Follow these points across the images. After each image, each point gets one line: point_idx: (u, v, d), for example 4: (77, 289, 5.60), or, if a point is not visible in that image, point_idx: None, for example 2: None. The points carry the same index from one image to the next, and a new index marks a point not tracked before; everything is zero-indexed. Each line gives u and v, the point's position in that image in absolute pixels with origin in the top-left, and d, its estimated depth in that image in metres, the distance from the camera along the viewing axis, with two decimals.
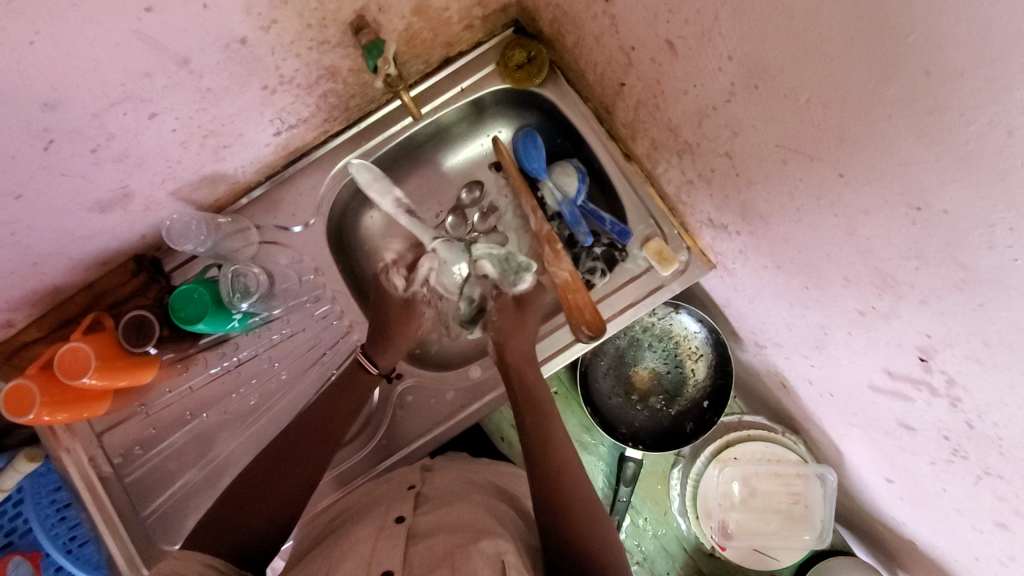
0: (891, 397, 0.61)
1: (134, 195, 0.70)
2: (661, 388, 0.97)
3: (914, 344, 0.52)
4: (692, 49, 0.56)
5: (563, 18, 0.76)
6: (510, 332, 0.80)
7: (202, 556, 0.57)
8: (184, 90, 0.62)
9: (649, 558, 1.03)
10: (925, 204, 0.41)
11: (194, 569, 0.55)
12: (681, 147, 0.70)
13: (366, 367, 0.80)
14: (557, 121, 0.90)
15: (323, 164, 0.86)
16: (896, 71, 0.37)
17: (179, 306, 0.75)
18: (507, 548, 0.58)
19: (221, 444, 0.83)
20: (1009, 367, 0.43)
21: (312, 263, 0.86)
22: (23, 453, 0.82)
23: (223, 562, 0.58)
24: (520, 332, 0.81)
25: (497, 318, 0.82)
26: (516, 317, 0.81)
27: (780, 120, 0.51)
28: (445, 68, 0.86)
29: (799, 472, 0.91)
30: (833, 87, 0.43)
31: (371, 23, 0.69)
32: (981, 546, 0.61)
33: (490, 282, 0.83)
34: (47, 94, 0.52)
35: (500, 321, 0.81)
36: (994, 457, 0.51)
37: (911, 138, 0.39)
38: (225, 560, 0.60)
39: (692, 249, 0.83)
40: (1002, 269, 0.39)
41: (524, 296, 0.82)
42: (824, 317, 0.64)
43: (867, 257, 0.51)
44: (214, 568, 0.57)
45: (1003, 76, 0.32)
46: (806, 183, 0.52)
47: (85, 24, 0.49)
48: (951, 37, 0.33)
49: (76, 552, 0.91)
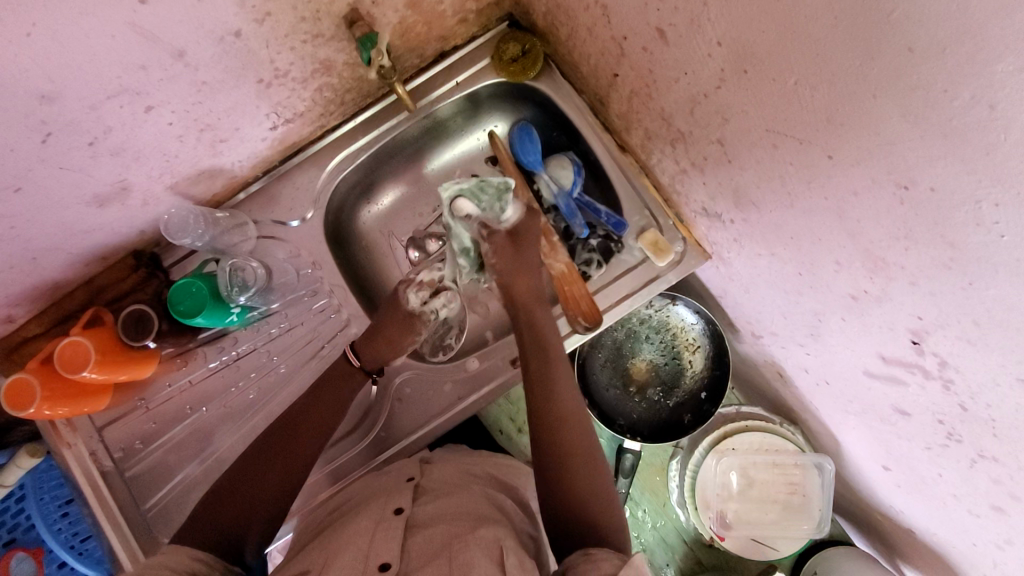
0: (885, 382, 0.61)
1: (132, 189, 0.71)
2: (659, 379, 0.97)
3: (906, 327, 0.52)
4: (682, 36, 0.57)
5: (557, 11, 0.77)
6: (512, 276, 0.76)
7: (192, 550, 0.58)
8: (180, 82, 0.62)
9: (649, 550, 1.04)
10: (912, 182, 0.41)
11: (183, 565, 0.55)
12: (674, 137, 0.70)
13: (349, 358, 0.79)
14: (552, 115, 0.90)
15: (320, 159, 0.87)
16: (880, 50, 0.38)
17: (177, 301, 0.76)
18: (505, 536, 0.59)
19: (221, 438, 0.84)
20: (1000, 346, 0.43)
21: (309, 258, 0.87)
22: (24, 449, 0.82)
23: (211, 556, 0.59)
24: (519, 273, 0.76)
25: (494, 258, 0.76)
26: (516, 257, 0.76)
27: (769, 104, 0.51)
28: (440, 62, 0.87)
29: (797, 463, 0.92)
30: (820, 69, 0.43)
31: (365, 16, 0.70)
32: (978, 530, 0.61)
33: (474, 221, 0.76)
34: (44, 86, 0.52)
35: (498, 263, 0.75)
36: (989, 439, 0.51)
37: (897, 116, 0.39)
38: (215, 555, 0.60)
39: (687, 239, 0.84)
40: (990, 246, 0.39)
41: (512, 226, 0.77)
42: (818, 303, 0.64)
43: (857, 241, 0.51)
44: (203, 562, 0.57)
45: (985, 49, 0.32)
46: (796, 167, 0.52)
47: (81, 16, 0.49)
48: (931, 14, 0.34)
49: (80, 547, 0.92)
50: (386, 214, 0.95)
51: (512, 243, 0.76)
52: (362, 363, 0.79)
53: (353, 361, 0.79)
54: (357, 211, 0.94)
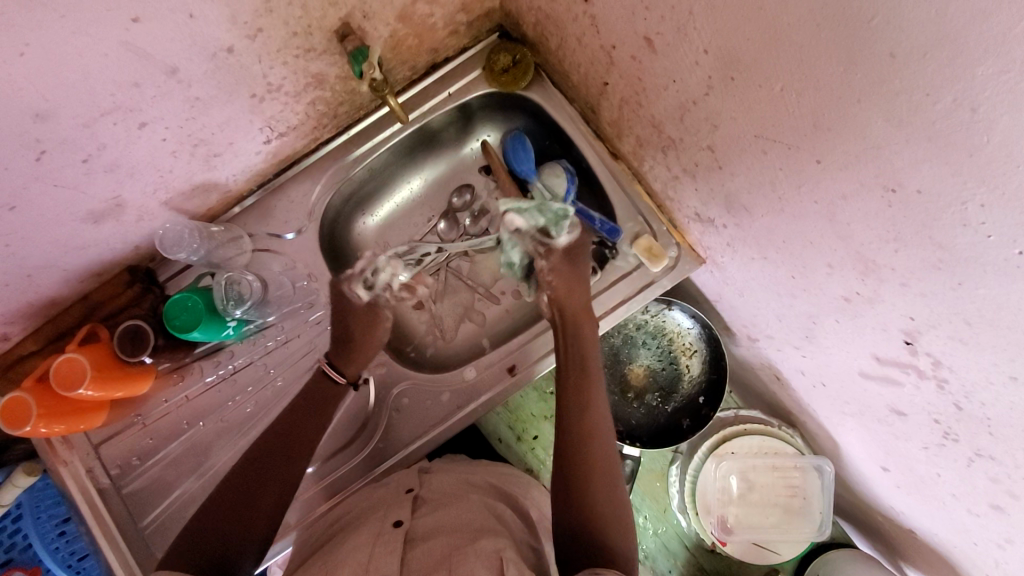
0: (881, 383, 0.61)
1: (127, 205, 0.71)
2: (657, 384, 0.97)
3: (899, 328, 0.52)
4: (669, 45, 0.57)
5: (546, 21, 0.78)
6: (564, 292, 0.80)
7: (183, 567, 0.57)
8: (173, 99, 0.63)
9: (650, 557, 1.04)
10: (900, 185, 0.42)
11: None
12: (665, 143, 0.71)
13: (332, 376, 0.80)
14: (544, 123, 0.90)
15: (314, 172, 0.87)
16: (861, 55, 0.39)
17: (172, 316, 0.75)
18: (505, 546, 0.59)
19: (219, 452, 0.83)
20: (991, 344, 0.44)
21: (305, 270, 0.87)
22: (21, 468, 0.82)
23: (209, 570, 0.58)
24: (575, 288, 0.81)
25: (552, 275, 0.82)
26: (571, 273, 0.82)
27: (756, 109, 0.51)
28: (432, 74, 0.87)
29: (796, 465, 0.92)
30: (804, 75, 0.44)
31: (357, 30, 0.70)
32: (979, 530, 0.61)
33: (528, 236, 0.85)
34: (38, 105, 0.53)
35: (556, 280, 0.81)
36: (985, 437, 0.51)
37: (883, 119, 0.40)
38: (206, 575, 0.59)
39: (681, 244, 0.84)
40: (977, 247, 0.39)
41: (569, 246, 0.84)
42: (812, 306, 0.64)
43: (848, 243, 0.52)
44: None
45: (964, 54, 0.33)
46: (786, 171, 0.53)
47: (74, 35, 0.50)
48: (909, 19, 0.34)
49: (78, 566, 0.92)
50: (382, 225, 0.96)
51: (567, 260, 0.83)
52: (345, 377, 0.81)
53: (337, 379, 0.80)
54: (352, 223, 0.94)
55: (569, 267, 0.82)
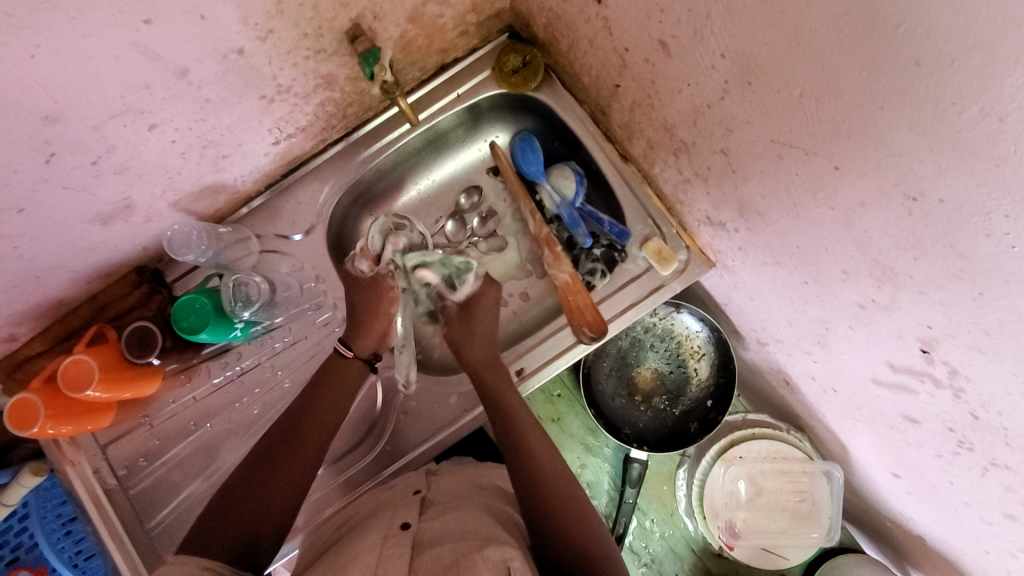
0: (894, 391, 0.61)
1: (135, 206, 0.71)
2: (664, 388, 0.97)
3: (916, 335, 0.52)
4: (685, 48, 0.57)
5: (557, 22, 0.77)
6: (461, 337, 0.83)
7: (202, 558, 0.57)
8: (182, 100, 0.62)
9: (657, 561, 1.02)
10: (922, 193, 0.41)
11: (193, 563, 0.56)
12: (677, 146, 0.70)
13: (339, 350, 0.80)
14: (554, 125, 0.90)
15: (322, 173, 0.87)
16: (886, 63, 0.38)
17: (180, 317, 0.75)
18: (513, 555, 0.58)
19: (226, 453, 0.83)
20: (1010, 354, 0.43)
21: (313, 271, 0.87)
22: (27, 468, 0.82)
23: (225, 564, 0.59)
24: (471, 337, 0.83)
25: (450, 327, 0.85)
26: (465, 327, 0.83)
27: (774, 115, 0.51)
28: (441, 75, 0.87)
29: (805, 470, 0.91)
30: (826, 82, 0.43)
31: (367, 31, 0.70)
32: (992, 539, 0.60)
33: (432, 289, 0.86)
34: (48, 107, 0.52)
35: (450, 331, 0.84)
36: (1001, 447, 0.51)
37: (905, 127, 0.39)
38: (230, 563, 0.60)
39: (691, 248, 0.84)
40: (1001, 257, 0.39)
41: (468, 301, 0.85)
42: (825, 312, 0.64)
43: (865, 251, 0.51)
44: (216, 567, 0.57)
45: (993, 64, 0.32)
46: (802, 176, 0.52)
47: (85, 37, 0.49)
48: (938, 26, 0.34)
49: (83, 565, 0.92)
50: None
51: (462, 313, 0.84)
52: (354, 353, 0.80)
53: (344, 352, 0.79)
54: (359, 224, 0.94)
55: (461, 324, 0.83)
